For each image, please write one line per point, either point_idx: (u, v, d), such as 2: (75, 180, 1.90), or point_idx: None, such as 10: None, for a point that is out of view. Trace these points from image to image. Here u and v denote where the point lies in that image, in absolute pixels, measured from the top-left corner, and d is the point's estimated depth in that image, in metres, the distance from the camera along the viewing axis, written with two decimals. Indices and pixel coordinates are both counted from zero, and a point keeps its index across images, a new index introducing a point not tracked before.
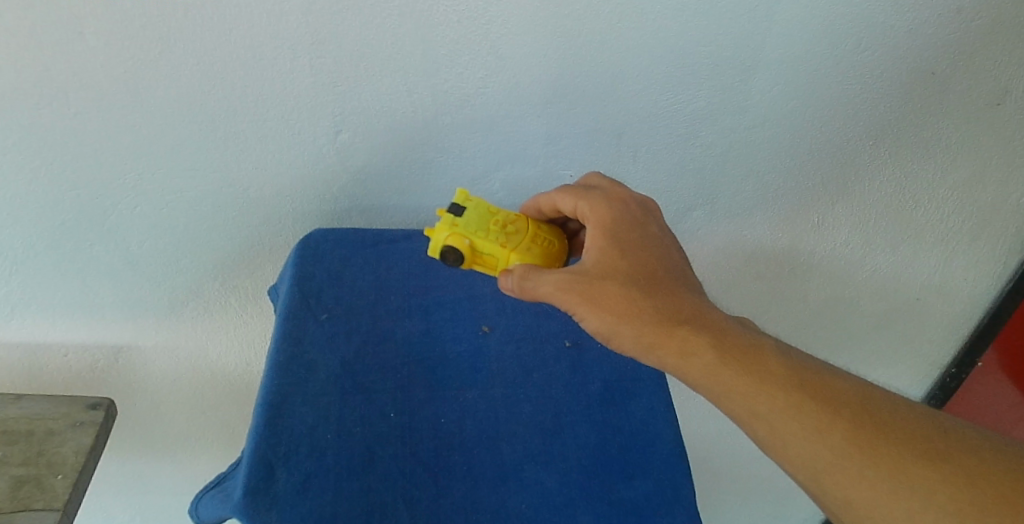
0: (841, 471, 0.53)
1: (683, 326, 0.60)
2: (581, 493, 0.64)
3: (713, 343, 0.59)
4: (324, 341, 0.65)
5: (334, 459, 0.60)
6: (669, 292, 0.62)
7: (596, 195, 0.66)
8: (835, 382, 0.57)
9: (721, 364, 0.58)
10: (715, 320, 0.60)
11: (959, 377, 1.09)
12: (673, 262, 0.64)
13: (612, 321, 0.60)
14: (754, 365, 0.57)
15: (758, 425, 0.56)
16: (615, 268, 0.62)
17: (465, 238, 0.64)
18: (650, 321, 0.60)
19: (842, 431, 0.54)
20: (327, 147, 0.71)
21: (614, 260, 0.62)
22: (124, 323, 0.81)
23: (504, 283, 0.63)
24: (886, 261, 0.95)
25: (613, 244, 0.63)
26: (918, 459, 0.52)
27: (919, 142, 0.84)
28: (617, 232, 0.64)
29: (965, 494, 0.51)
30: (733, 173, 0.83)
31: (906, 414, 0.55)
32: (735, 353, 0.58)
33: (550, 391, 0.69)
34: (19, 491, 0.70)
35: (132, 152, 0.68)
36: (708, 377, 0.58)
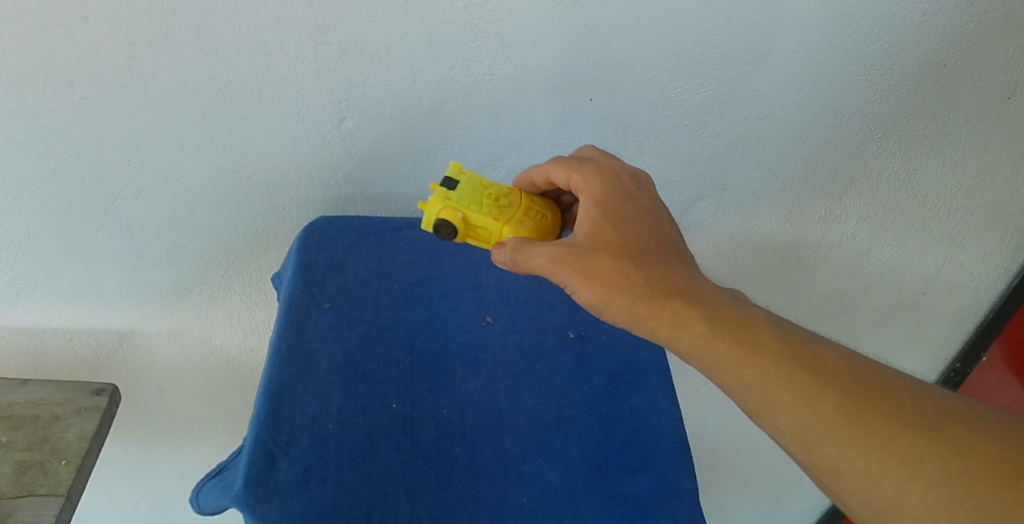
0: (831, 441, 0.54)
1: (675, 297, 0.59)
2: (582, 486, 0.64)
3: (704, 313, 0.58)
4: (326, 330, 0.64)
5: (335, 449, 0.59)
6: (662, 264, 0.61)
7: (589, 168, 0.65)
8: (824, 352, 0.57)
9: (712, 334, 0.58)
10: (707, 291, 0.60)
11: (963, 371, 1.09)
12: (665, 234, 0.63)
13: (605, 292, 0.60)
14: (746, 338, 0.57)
15: (749, 395, 0.56)
16: (608, 241, 0.61)
17: (459, 212, 0.62)
18: (643, 292, 0.59)
19: (833, 403, 0.54)
20: (332, 134, 0.71)
21: (607, 233, 0.62)
22: (128, 310, 0.81)
23: (496, 255, 0.62)
24: (894, 254, 0.95)
25: (607, 217, 0.63)
26: (908, 429, 0.53)
27: (928, 136, 0.83)
28: (609, 204, 0.63)
29: (952, 461, 0.52)
30: (740, 165, 0.83)
31: (894, 384, 0.55)
32: (726, 323, 0.58)
33: (554, 383, 0.68)
34: (23, 476, 0.70)
35: (136, 139, 0.68)
36: (699, 346, 0.58)
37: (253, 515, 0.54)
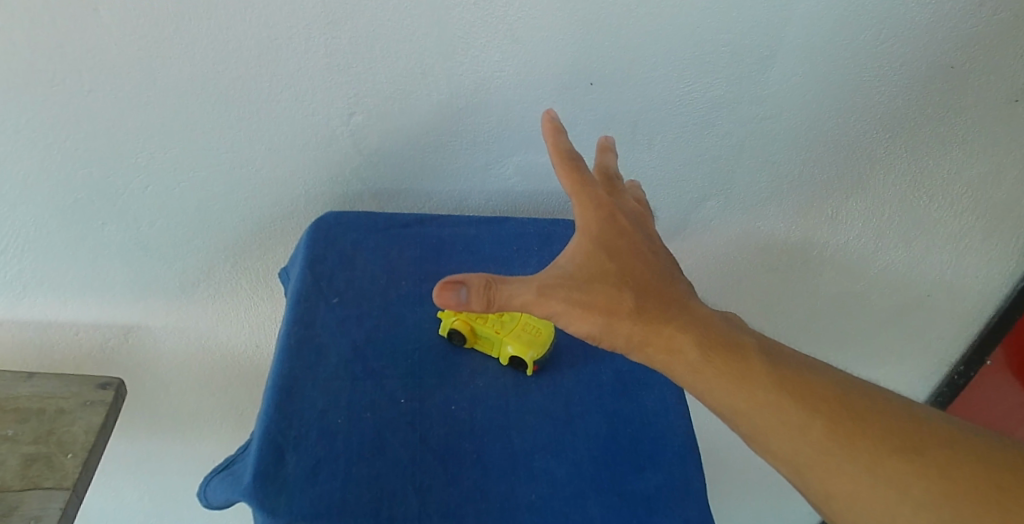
0: (820, 466, 0.54)
1: (670, 325, 0.57)
2: (591, 484, 0.55)
3: (698, 341, 0.57)
4: (335, 325, 0.61)
5: (344, 444, 0.54)
6: (657, 292, 0.59)
7: (586, 192, 0.62)
8: (815, 377, 0.56)
9: (706, 362, 0.56)
10: (700, 316, 0.58)
11: (967, 375, 1.08)
12: (659, 260, 0.61)
13: (599, 322, 0.56)
14: (736, 363, 0.57)
15: (741, 422, 0.56)
16: (601, 268, 0.58)
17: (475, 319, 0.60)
18: (638, 321, 0.57)
19: (821, 427, 0.54)
20: (341, 129, 0.71)
21: (600, 260, 0.59)
22: (134, 303, 0.81)
23: (458, 297, 0.52)
24: (899, 256, 0.95)
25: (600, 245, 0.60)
26: (897, 454, 0.53)
27: (937, 138, 0.83)
28: (604, 232, 0.61)
29: (940, 485, 0.51)
30: (748, 165, 0.82)
31: (883, 407, 0.55)
32: (720, 351, 0.57)
33: (561, 379, 0.61)
34: (30, 469, 0.70)
35: (145, 132, 0.68)
36: (694, 376, 0.56)
37: (262, 509, 0.50)
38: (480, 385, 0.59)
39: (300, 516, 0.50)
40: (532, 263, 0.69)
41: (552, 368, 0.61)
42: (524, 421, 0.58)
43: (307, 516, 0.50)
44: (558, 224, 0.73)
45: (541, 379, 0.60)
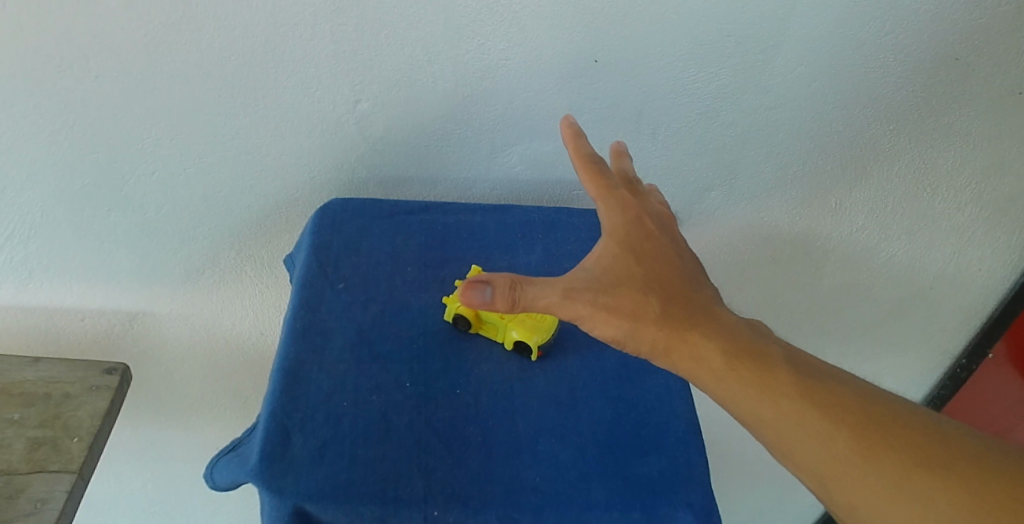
0: (846, 478, 0.54)
1: (697, 331, 0.56)
2: (595, 467, 0.55)
3: (724, 349, 0.56)
4: (341, 310, 0.62)
5: (350, 426, 0.55)
6: (682, 298, 0.58)
7: (611, 198, 0.61)
8: (840, 389, 0.57)
9: (733, 372, 0.56)
10: (727, 324, 0.58)
11: (970, 368, 1.06)
12: (684, 265, 0.60)
13: (626, 328, 0.55)
14: (764, 373, 0.56)
15: (768, 434, 0.55)
16: (626, 273, 0.57)
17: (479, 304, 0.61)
18: (666, 328, 0.56)
19: (847, 440, 0.54)
20: (346, 116, 0.71)
21: (624, 265, 0.58)
22: (139, 289, 0.82)
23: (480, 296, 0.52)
24: (902, 248, 0.94)
25: (625, 249, 0.59)
26: (922, 467, 0.54)
27: (940, 130, 0.83)
28: (629, 237, 0.60)
29: (964, 498, 0.53)
30: (752, 155, 0.83)
31: (906, 420, 0.56)
32: (746, 359, 0.56)
33: (566, 365, 0.61)
34: (35, 452, 0.70)
35: (152, 118, 0.68)
36: (721, 385, 0.56)
37: (269, 489, 0.51)
38: (485, 370, 0.60)
39: (307, 496, 0.51)
40: (536, 251, 0.70)
41: (556, 354, 0.62)
42: (529, 406, 0.58)
43: (314, 496, 0.51)
44: (563, 213, 0.73)
45: (546, 365, 0.61)
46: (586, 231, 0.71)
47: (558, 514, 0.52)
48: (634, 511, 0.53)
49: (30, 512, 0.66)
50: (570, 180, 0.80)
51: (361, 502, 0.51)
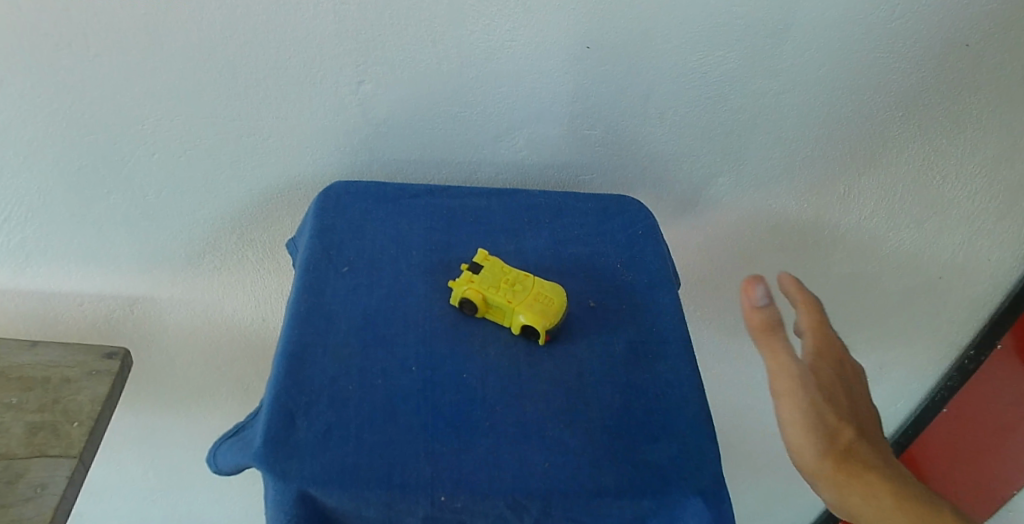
0: None
1: (857, 453, 0.57)
2: (605, 453, 0.54)
3: (876, 471, 0.58)
4: (345, 293, 0.61)
5: (355, 410, 0.54)
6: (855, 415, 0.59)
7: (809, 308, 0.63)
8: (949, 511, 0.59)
9: (877, 492, 0.57)
10: (878, 445, 0.59)
11: (978, 360, 1.04)
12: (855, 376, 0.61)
13: (806, 442, 0.56)
14: (898, 490, 0.58)
15: None
16: (831, 381, 0.58)
17: (487, 288, 0.60)
18: (835, 447, 0.57)
19: None
20: (350, 97, 0.70)
21: (833, 374, 0.59)
22: (140, 274, 0.81)
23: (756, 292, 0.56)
24: (911, 237, 0.92)
25: (833, 356, 0.60)
26: None
27: (951, 118, 0.80)
28: (841, 354, 0.61)
29: None
30: (760, 141, 0.80)
31: None
32: (887, 481, 0.58)
33: (574, 350, 0.60)
34: (35, 437, 0.69)
35: (151, 100, 0.67)
36: (868, 501, 0.57)
37: (274, 474, 0.50)
38: (492, 354, 0.59)
39: (312, 480, 0.50)
40: (543, 235, 0.68)
41: (564, 338, 0.61)
42: (537, 390, 0.57)
43: (318, 480, 0.50)
44: (570, 197, 0.72)
45: (554, 349, 0.60)
46: (594, 216, 0.70)
47: (566, 499, 0.52)
48: (644, 497, 0.52)
49: (30, 497, 0.66)
50: (577, 164, 0.79)
51: (367, 486, 0.50)
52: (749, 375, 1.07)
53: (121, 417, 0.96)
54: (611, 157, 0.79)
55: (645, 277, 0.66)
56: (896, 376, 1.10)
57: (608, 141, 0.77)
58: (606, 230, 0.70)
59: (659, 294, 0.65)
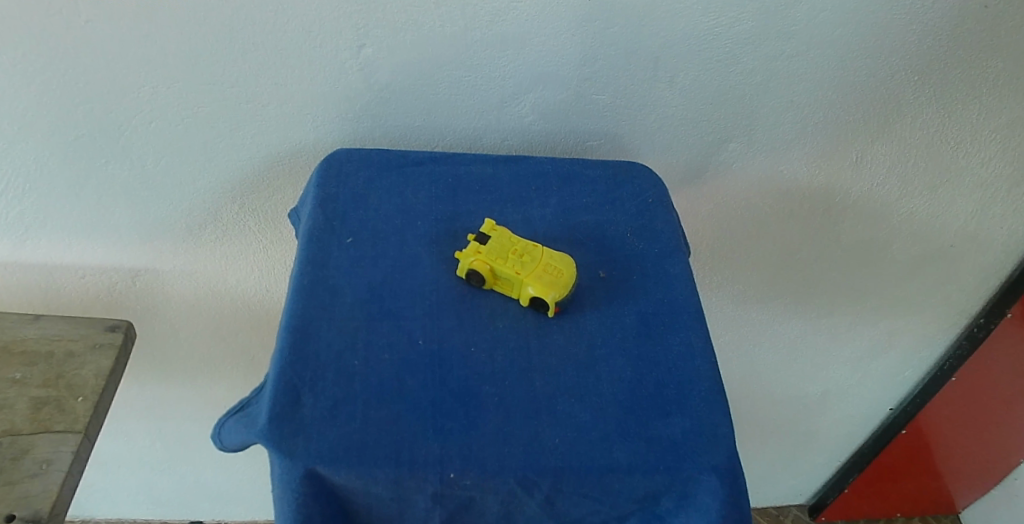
0: None
1: None
2: (617, 429, 0.53)
3: None
4: (349, 265, 0.59)
5: (362, 385, 0.53)
6: None
7: None
8: None
9: None
10: None
11: (988, 327, 1.03)
12: None
13: None
14: None
15: None
16: None
17: (494, 260, 0.58)
18: None
19: None
20: (351, 62, 0.68)
21: None
22: (142, 245, 0.80)
23: None
24: (925, 204, 0.89)
25: None
26: None
27: (969, 82, 0.77)
28: None
29: None
30: (772, 105, 0.77)
31: None
32: None
33: (584, 322, 0.59)
34: (39, 413, 0.69)
35: (147, 67, 0.65)
36: None
37: (280, 452, 0.49)
38: (501, 327, 0.57)
39: (319, 458, 0.49)
40: (551, 203, 0.67)
41: (574, 310, 0.59)
42: (547, 364, 0.56)
43: (326, 458, 0.49)
44: (578, 164, 0.70)
45: (563, 321, 0.58)
46: (602, 183, 0.69)
47: (578, 476, 0.51)
48: (657, 473, 0.51)
49: (36, 473, 0.65)
50: (584, 130, 0.77)
51: (375, 464, 0.49)
52: (758, 343, 1.06)
53: (128, 387, 0.96)
54: (619, 121, 0.77)
55: (655, 247, 0.65)
56: (905, 343, 1.09)
57: (617, 106, 0.75)
58: (615, 198, 0.68)
59: (670, 264, 0.63)
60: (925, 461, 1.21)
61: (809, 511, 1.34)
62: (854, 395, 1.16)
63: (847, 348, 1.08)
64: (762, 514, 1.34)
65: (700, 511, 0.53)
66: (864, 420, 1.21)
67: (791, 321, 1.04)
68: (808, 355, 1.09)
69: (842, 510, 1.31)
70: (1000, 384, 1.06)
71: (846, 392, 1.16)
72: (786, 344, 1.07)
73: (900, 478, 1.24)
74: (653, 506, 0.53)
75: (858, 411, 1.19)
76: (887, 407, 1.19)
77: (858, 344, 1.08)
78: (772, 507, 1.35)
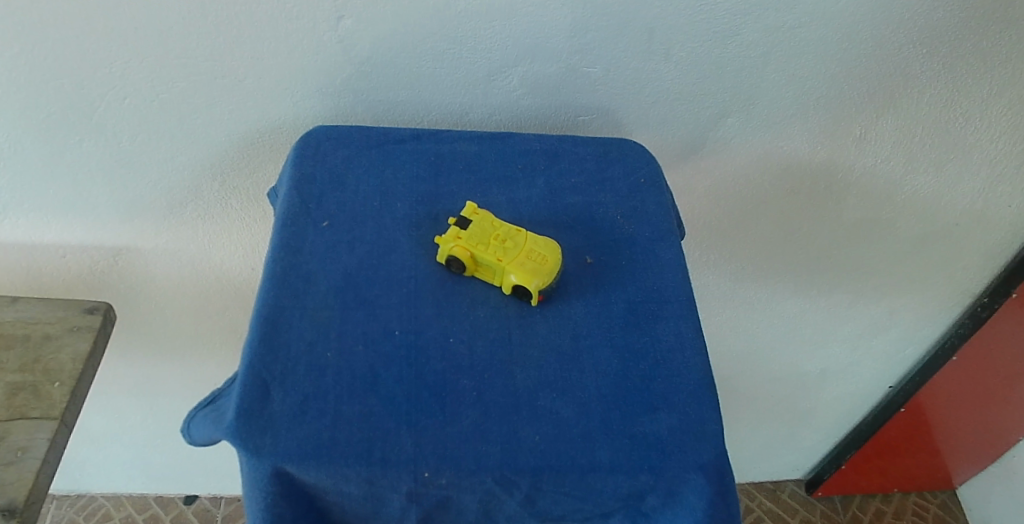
0: None
1: None
2: (599, 425, 0.51)
3: None
4: (324, 251, 0.57)
5: (334, 379, 0.51)
6: None
7: None
8: None
9: None
10: None
11: (991, 307, 1.01)
12: None
13: None
14: None
15: None
16: None
17: (473, 248, 0.56)
18: None
19: None
20: (330, 34, 0.64)
21: None
22: (121, 224, 0.78)
23: None
24: (929, 182, 0.86)
25: None
26: None
27: (979, 56, 0.74)
28: None
29: None
30: (772, 79, 0.74)
31: None
32: None
33: (569, 311, 0.57)
34: (16, 398, 0.70)
35: (119, 40, 0.62)
36: None
37: (247, 450, 0.48)
38: (481, 316, 0.55)
39: (286, 457, 0.48)
40: (538, 184, 0.64)
41: (558, 298, 0.57)
42: (528, 355, 0.54)
43: (294, 457, 0.48)
44: (567, 141, 0.67)
45: (547, 309, 0.56)
46: (592, 161, 0.66)
47: (558, 476, 0.50)
48: (642, 473, 0.50)
49: (11, 461, 0.67)
50: (575, 104, 0.74)
51: (345, 463, 0.48)
52: (755, 321, 1.04)
53: (116, 366, 0.94)
54: (612, 96, 0.73)
55: (646, 230, 0.62)
56: (907, 322, 1.06)
57: (609, 80, 0.72)
58: (605, 178, 0.65)
59: (660, 249, 0.61)
60: (923, 437, 1.20)
61: (806, 486, 1.33)
62: (853, 373, 1.15)
63: (847, 326, 1.06)
64: (758, 488, 1.33)
65: (686, 509, 0.52)
66: (863, 397, 1.19)
67: (790, 299, 1.01)
68: (807, 333, 1.07)
69: (838, 485, 1.30)
70: (997, 361, 1.06)
71: (844, 371, 1.14)
72: (784, 322, 1.04)
73: (898, 453, 1.23)
74: (638, 503, 0.52)
75: (857, 388, 1.17)
76: (886, 385, 1.17)
77: (858, 322, 1.06)
78: (768, 481, 1.34)
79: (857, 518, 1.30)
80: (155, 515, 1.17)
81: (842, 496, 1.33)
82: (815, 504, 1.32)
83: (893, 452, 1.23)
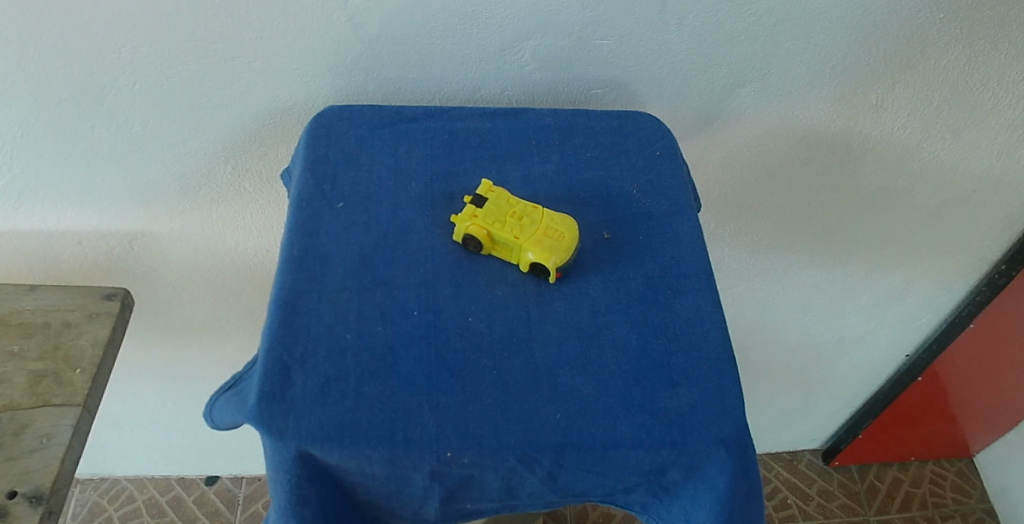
0: None
1: None
2: (620, 401, 0.51)
3: None
4: (340, 232, 0.57)
5: (354, 361, 0.51)
6: None
7: None
8: None
9: None
10: None
11: (1010, 275, 1.00)
12: None
13: None
14: None
15: None
16: None
17: (488, 227, 0.56)
18: None
19: None
20: (338, 12, 0.64)
21: None
22: (135, 209, 0.78)
23: None
24: (948, 149, 0.85)
25: None
26: None
27: (999, 20, 0.72)
28: None
29: None
30: (786, 47, 0.73)
31: None
32: None
33: (587, 288, 0.56)
34: (38, 385, 0.70)
35: (125, 25, 0.62)
36: None
37: (270, 432, 0.48)
38: (499, 294, 0.55)
39: (310, 439, 0.48)
40: (552, 159, 0.64)
41: (576, 274, 0.57)
42: (547, 333, 0.54)
43: (317, 439, 0.48)
44: (581, 115, 0.66)
45: (564, 286, 0.56)
46: (607, 135, 0.65)
47: (580, 452, 0.50)
48: (663, 448, 0.50)
49: (37, 448, 0.67)
50: (588, 77, 0.73)
51: (368, 444, 0.48)
52: (771, 292, 1.03)
53: (135, 349, 0.95)
54: (625, 68, 0.72)
55: (663, 204, 0.61)
56: (925, 290, 1.05)
57: (622, 51, 0.71)
58: (620, 152, 0.65)
59: (677, 223, 0.60)
60: (941, 405, 1.19)
61: (823, 456, 1.33)
62: (871, 342, 1.14)
63: (864, 296, 1.05)
64: (774, 459, 1.33)
65: (707, 483, 0.52)
66: (881, 366, 1.19)
67: (806, 270, 1.01)
68: (823, 303, 1.06)
69: (856, 455, 1.30)
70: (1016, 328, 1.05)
71: (862, 340, 1.14)
72: (800, 292, 1.04)
73: (916, 421, 1.23)
74: (659, 478, 0.52)
75: (875, 357, 1.17)
76: (904, 354, 1.16)
77: (875, 291, 1.05)
78: (785, 452, 1.34)
79: (874, 487, 1.31)
80: (177, 496, 1.18)
81: (859, 466, 1.33)
82: (833, 473, 1.32)
83: (910, 420, 1.23)
